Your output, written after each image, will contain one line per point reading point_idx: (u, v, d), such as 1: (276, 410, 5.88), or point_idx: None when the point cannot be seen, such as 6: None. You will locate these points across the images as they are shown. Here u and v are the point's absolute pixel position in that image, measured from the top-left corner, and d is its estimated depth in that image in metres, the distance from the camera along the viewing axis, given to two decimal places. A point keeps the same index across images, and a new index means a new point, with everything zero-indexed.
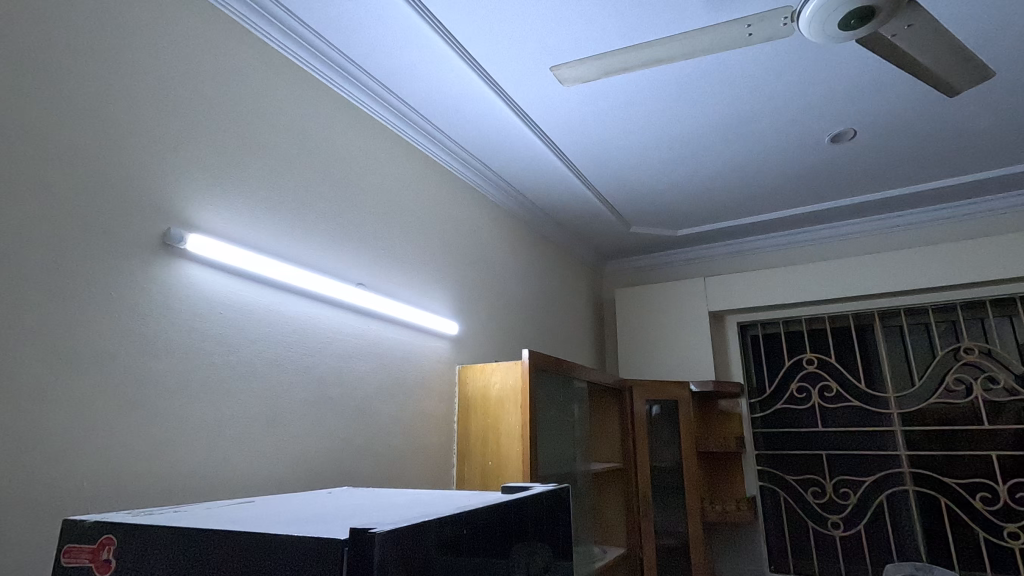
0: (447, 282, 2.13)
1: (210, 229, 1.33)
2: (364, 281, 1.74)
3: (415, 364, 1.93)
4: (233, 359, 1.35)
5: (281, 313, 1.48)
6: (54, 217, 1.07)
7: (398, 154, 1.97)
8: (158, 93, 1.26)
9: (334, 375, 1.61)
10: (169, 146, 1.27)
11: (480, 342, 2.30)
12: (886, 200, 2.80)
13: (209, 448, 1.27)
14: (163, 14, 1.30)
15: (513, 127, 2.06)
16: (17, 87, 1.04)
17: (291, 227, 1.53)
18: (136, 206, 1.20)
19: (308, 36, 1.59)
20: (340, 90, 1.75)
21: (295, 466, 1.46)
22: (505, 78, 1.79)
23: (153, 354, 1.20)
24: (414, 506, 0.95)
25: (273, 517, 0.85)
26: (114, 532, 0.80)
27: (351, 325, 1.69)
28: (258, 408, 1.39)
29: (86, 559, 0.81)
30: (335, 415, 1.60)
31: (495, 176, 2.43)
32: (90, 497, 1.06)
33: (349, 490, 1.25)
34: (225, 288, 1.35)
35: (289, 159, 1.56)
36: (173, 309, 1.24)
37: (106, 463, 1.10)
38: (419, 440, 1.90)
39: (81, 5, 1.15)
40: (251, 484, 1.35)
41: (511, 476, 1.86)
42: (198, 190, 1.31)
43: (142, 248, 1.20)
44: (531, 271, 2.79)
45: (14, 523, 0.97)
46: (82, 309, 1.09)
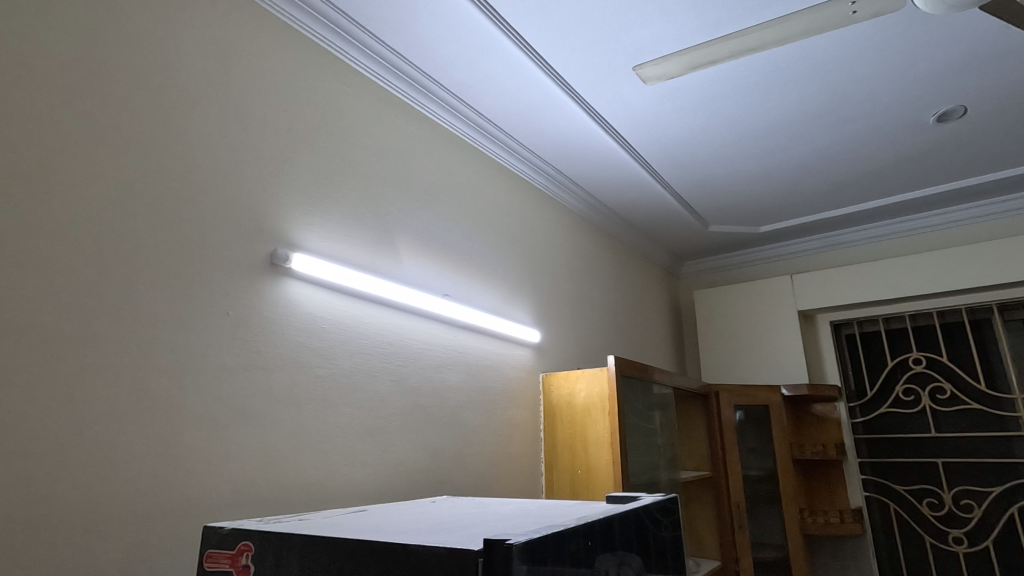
0: (528, 291, 2.14)
1: (312, 248, 1.39)
2: (451, 292, 1.77)
3: (501, 373, 1.93)
4: (336, 371, 1.41)
5: (376, 326, 1.53)
6: (178, 244, 1.16)
7: (477, 166, 2.00)
8: (262, 122, 1.35)
9: (426, 386, 1.64)
10: (273, 173, 1.35)
11: (562, 350, 2.28)
12: (999, 182, 2.55)
13: (319, 458, 1.33)
14: (264, 48, 1.39)
15: (590, 132, 2.04)
16: (147, 126, 1.14)
17: (382, 243, 1.58)
18: (247, 230, 1.28)
19: (392, 58, 1.65)
20: (421, 107, 1.80)
21: (395, 475, 1.49)
22: (582, 82, 1.78)
23: (266, 368, 1.27)
24: (525, 517, 0.94)
25: (396, 527, 0.86)
26: (251, 539, 0.84)
27: (440, 336, 1.72)
28: (360, 419, 1.44)
29: (226, 564, 0.85)
30: (429, 425, 1.63)
31: (570, 183, 2.42)
32: (218, 506, 1.13)
33: (453, 500, 1.25)
34: (327, 304, 1.42)
35: (378, 177, 1.61)
36: (282, 325, 1.31)
37: (230, 471, 1.16)
38: (508, 449, 1.90)
39: (196, 49, 1.25)
40: (357, 492, 1.39)
41: (602, 486, 1.82)
42: (300, 212, 1.39)
43: (253, 270, 1.28)
44: (609, 277, 2.75)
45: (155, 528, 1.04)
46: (205, 328, 1.17)
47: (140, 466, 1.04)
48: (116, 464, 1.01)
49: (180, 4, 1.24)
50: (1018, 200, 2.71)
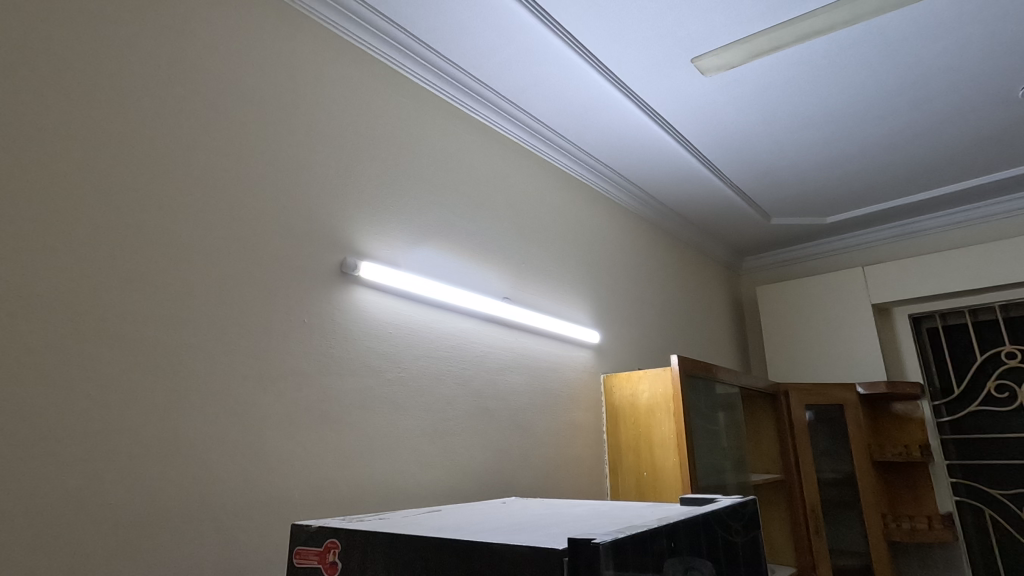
0: (587, 291, 2.12)
1: (378, 256, 1.44)
2: (510, 294, 1.78)
3: (562, 375, 1.93)
4: (404, 375, 1.45)
5: (439, 330, 1.56)
6: (257, 257, 1.22)
7: (533, 170, 2.01)
8: (328, 137, 1.41)
9: (490, 388, 1.66)
10: (340, 186, 1.41)
11: (623, 350, 2.25)
12: (1009, 180, 2.52)
13: (391, 460, 1.37)
14: (328, 67, 1.45)
15: (645, 129, 2.01)
16: (226, 146, 1.22)
17: (442, 248, 1.61)
18: (318, 241, 1.33)
19: (447, 68, 1.68)
20: (476, 115, 1.83)
21: (463, 476, 1.52)
22: (637, 79, 1.76)
23: (340, 373, 1.32)
24: (600, 518, 0.93)
25: (474, 527, 0.88)
26: (338, 536, 0.87)
27: (501, 339, 1.73)
28: (428, 421, 1.47)
29: (315, 560, 0.89)
30: (494, 428, 1.64)
31: (624, 181, 2.38)
32: (301, 506, 1.18)
33: (523, 502, 1.26)
34: (393, 309, 1.46)
35: (436, 184, 1.64)
36: (353, 331, 1.36)
37: (310, 472, 1.22)
38: (572, 452, 1.90)
39: (267, 72, 1.32)
40: (427, 493, 1.42)
41: (670, 489, 1.78)
42: (366, 222, 1.44)
43: (325, 279, 1.33)
44: (668, 276, 2.69)
45: (245, 526, 1.10)
46: (284, 336, 1.24)
47: (230, 468, 1.10)
48: (209, 465, 1.07)
49: (253, 31, 1.31)
50: (1016, 201, 2.70)
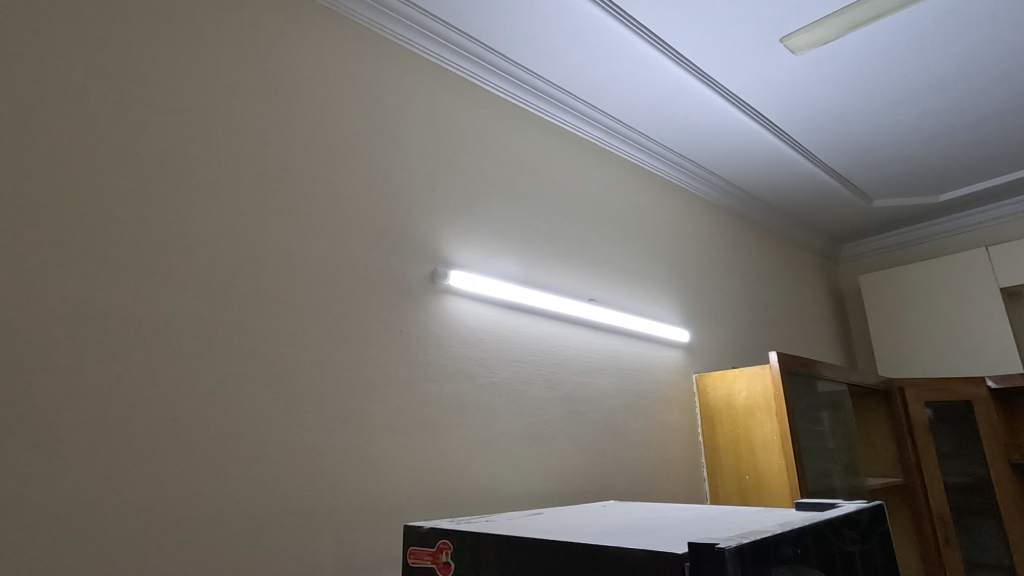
0: (673, 289, 2.06)
1: (466, 265, 1.48)
2: (595, 296, 1.77)
3: (652, 376, 1.88)
4: (496, 380, 1.47)
5: (527, 335, 1.57)
6: (355, 271, 1.29)
7: (612, 169, 1.98)
8: (413, 153, 1.46)
9: (580, 391, 1.65)
10: (426, 198, 1.46)
11: (715, 349, 2.16)
12: (1012, 184, 2.53)
13: (488, 463, 1.39)
14: (409, 84, 1.50)
15: (729, 116, 1.93)
16: (323, 169, 1.30)
17: (525, 253, 1.62)
18: (410, 254, 1.39)
19: (521, 75, 1.70)
20: (552, 119, 1.83)
21: (559, 479, 1.52)
22: (717, 66, 1.70)
23: (436, 379, 1.36)
24: (713, 522, 0.89)
25: (582, 530, 0.87)
26: (449, 537, 0.90)
27: (589, 341, 1.72)
28: (521, 425, 1.49)
29: (428, 560, 0.92)
30: (587, 431, 1.63)
31: (708, 174, 2.29)
32: (407, 508, 1.23)
33: (625, 505, 1.24)
34: (484, 317, 1.49)
35: (517, 191, 1.66)
36: (446, 339, 1.40)
37: (414, 475, 1.26)
38: (668, 455, 1.84)
39: (356, 96, 1.40)
40: (525, 496, 1.44)
41: (777, 493, 1.69)
42: (452, 232, 1.48)
43: (418, 289, 1.38)
44: (759, 269, 2.55)
45: (359, 526, 1.16)
46: (384, 345, 1.29)
47: (342, 471, 1.16)
48: (322, 469, 1.14)
49: (342, 59, 1.39)
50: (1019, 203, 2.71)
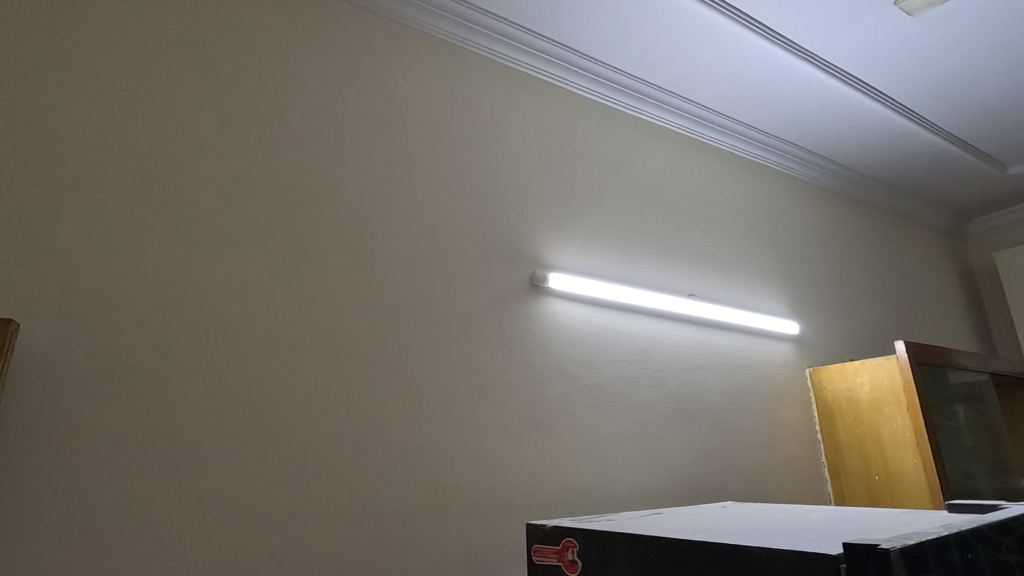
0: (778, 279, 1.95)
1: (564, 266, 1.49)
2: (695, 291, 1.71)
3: (761, 372, 1.79)
4: (600, 380, 1.47)
5: (629, 333, 1.55)
6: (459, 278, 1.34)
7: (705, 158, 1.91)
8: (506, 160, 1.50)
9: (686, 389, 1.60)
10: (522, 204, 1.48)
11: (829, 341, 2.02)
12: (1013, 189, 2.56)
13: (598, 464, 1.39)
14: (497, 95, 1.54)
15: (831, 91, 1.80)
16: (424, 184, 1.36)
17: (621, 251, 1.61)
18: (509, 259, 1.42)
19: (606, 73, 1.69)
20: (639, 114, 1.80)
21: (670, 480, 1.48)
22: (816, 40, 1.59)
23: (542, 381, 1.38)
24: (858, 523, 0.84)
25: (712, 531, 0.85)
26: (574, 535, 0.91)
27: (692, 337, 1.67)
28: (629, 425, 1.47)
29: (554, 559, 0.93)
30: (697, 429, 1.58)
31: (810, 154, 2.15)
32: (523, 508, 1.25)
33: (748, 506, 1.19)
34: (585, 317, 1.49)
35: (609, 189, 1.65)
36: (550, 341, 1.42)
37: (528, 475, 1.29)
38: (787, 456, 1.74)
39: (450, 112, 1.45)
40: (636, 496, 1.41)
41: (915, 495, 1.55)
42: (549, 235, 1.50)
43: (519, 293, 1.41)
44: (874, 253, 2.35)
45: (479, 523, 1.20)
46: (491, 349, 1.33)
47: (460, 471, 1.21)
48: (442, 471, 1.19)
49: (435, 78, 1.46)
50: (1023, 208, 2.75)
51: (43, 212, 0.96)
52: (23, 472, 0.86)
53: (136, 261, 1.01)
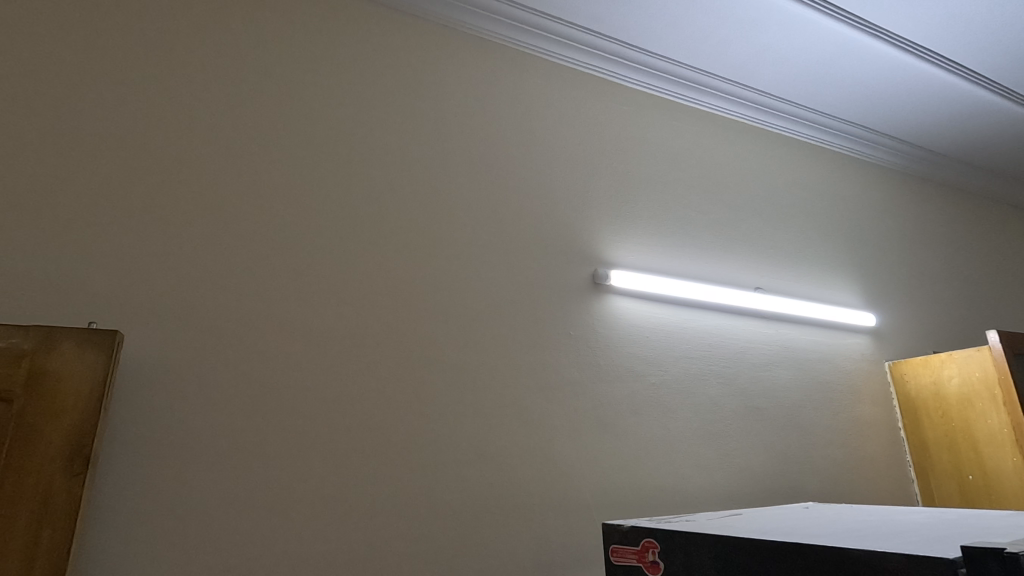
0: (851, 269, 1.85)
1: (625, 263, 1.47)
2: (762, 284, 1.65)
3: (836, 366, 1.70)
4: (667, 377, 1.44)
5: (693, 329, 1.51)
6: (521, 279, 1.34)
7: (767, 146, 1.84)
8: (562, 159, 1.49)
9: (757, 386, 1.55)
10: (580, 202, 1.47)
11: (910, 332, 1.90)
12: None
13: (669, 463, 1.35)
14: (552, 93, 1.54)
15: (904, 67, 1.70)
16: (483, 187, 1.37)
17: (683, 246, 1.57)
18: (570, 258, 1.41)
19: (661, 65, 1.66)
20: (696, 104, 1.76)
21: (745, 480, 1.43)
22: (887, 14, 1.51)
23: (608, 380, 1.36)
24: (966, 525, 0.79)
25: (804, 532, 0.82)
26: (655, 536, 0.88)
27: (760, 332, 1.61)
28: (699, 424, 1.43)
29: (633, 559, 0.91)
30: (770, 427, 1.52)
31: (880, 135, 2.04)
32: (594, 507, 1.24)
33: (834, 507, 1.13)
34: (648, 314, 1.47)
35: (667, 182, 1.62)
36: (614, 339, 1.40)
37: (598, 475, 1.27)
38: (869, 455, 1.64)
39: (505, 114, 1.46)
40: (711, 496, 1.37)
41: (1017, 496, 1.43)
42: (608, 232, 1.48)
43: (581, 292, 1.40)
44: (955, 237, 2.20)
45: (552, 524, 1.19)
46: (556, 349, 1.33)
47: (530, 471, 1.21)
48: (513, 471, 1.19)
49: (489, 81, 1.47)
50: None
51: (138, 232, 1.03)
52: (130, 475, 0.92)
53: (220, 273, 1.07)
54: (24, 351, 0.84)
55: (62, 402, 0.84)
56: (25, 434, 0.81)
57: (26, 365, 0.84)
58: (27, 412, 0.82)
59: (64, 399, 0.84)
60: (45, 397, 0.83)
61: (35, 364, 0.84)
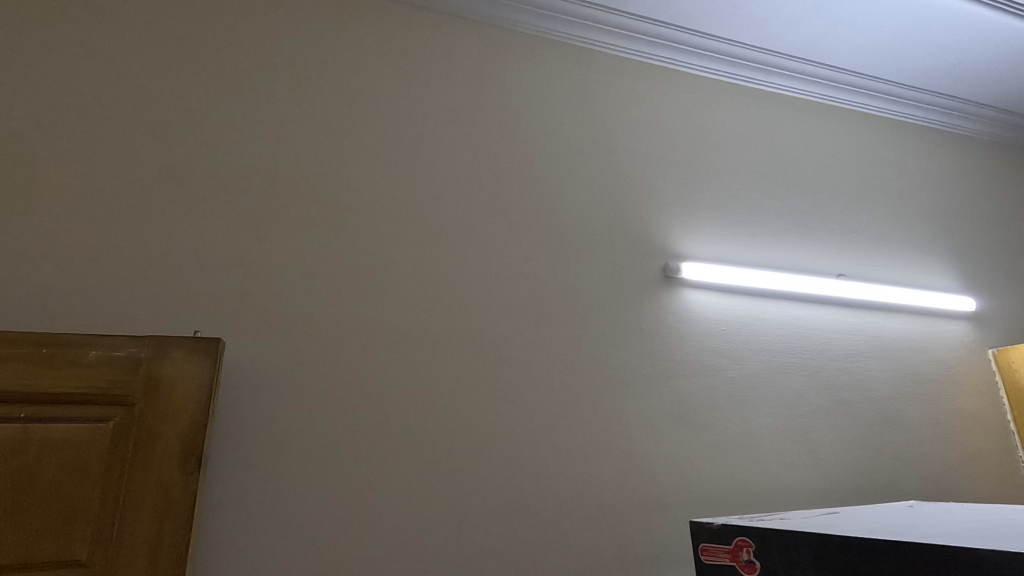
0: (943, 250, 1.72)
1: (696, 255, 1.43)
2: (845, 271, 1.56)
3: (933, 355, 1.59)
4: (746, 371, 1.38)
5: (772, 320, 1.45)
6: (590, 275, 1.33)
7: (843, 124, 1.75)
8: (626, 151, 1.47)
9: (845, 377, 1.46)
10: (646, 194, 1.45)
11: (1016, 316, 1.74)
12: None
13: (753, 460, 1.30)
14: (612, 86, 1.52)
15: (997, 27, 1.57)
16: (548, 184, 1.37)
17: (756, 234, 1.51)
18: (639, 251, 1.39)
19: (725, 48, 1.61)
20: (764, 86, 1.69)
21: (836, 477, 1.35)
22: None
23: (684, 374, 1.33)
24: None
25: (918, 531, 0.77)
26: (752, 534, 0.83)
27: (844, 321, 1.52)
28: (783, 418, 1.36)
29: (727, 559, 0.86)
30: (861, 422, 1.43)
31: (970, 105, 1.89)
32: (677, 505, 1.21)
33: (943, 505, 1.05)
34: (723, 305, 1.42)
35: (736, 168, 1.56)
36: (688, 332, 1.37)
37: (679, 472, 1.24)
38: (974, 450, 1.52)
39: (566, 110, 1.46)
40: (799, 494, 1.31)
41: None
42: (677, 223, 1.45)
43: (652, 285, 1.38)
44: None
45: (634, 522, 1.17)
46: (628, 344, 1.31)
47: (609, 468, 1.19)
48: (592, 469, 1.18)
49: (549, 79, 1.47)
50: None
51: (231, 247, 1.11)
52: (234, 472, 0.98)
53: (305, 281, 1.13)
54: (141, 359, 0.91)
55: (175, 406, 0.90)
56: (146, 436, 0.88)
57: (144, 371, 0.91)
58: (147, 415, 0.89)
59: (177, 403, 0.91)
60: (161, 401, 0.90)
61: (151, 371, 0.91)
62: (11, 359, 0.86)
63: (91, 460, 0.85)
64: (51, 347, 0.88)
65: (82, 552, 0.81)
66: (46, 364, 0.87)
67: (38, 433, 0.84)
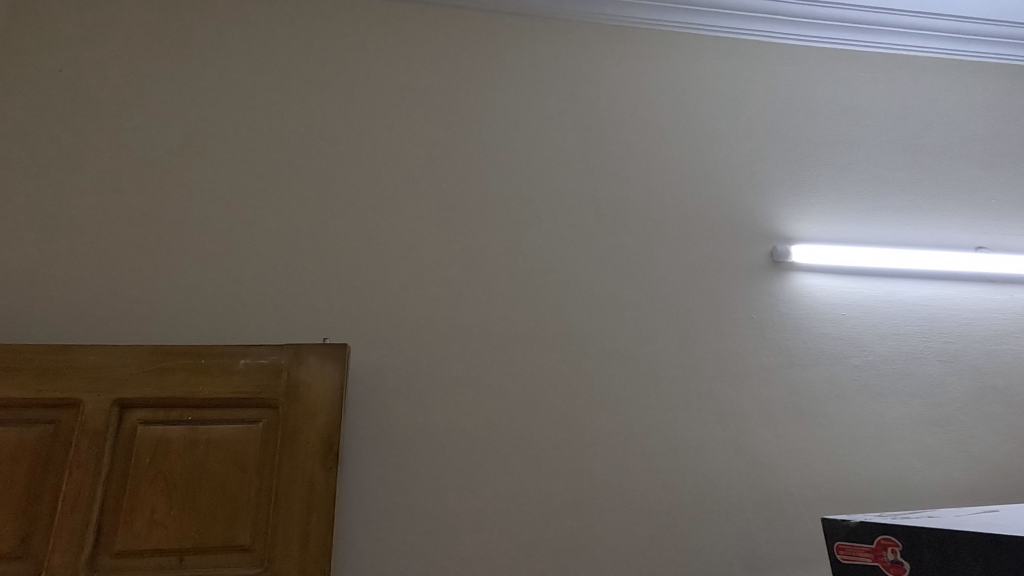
0: None
1: (807, 236, 1.34)
2: (985, 243, 1.40)
3: None
4: (873, 357, 1.28)
5: (899, 302, 1.33)
6: (693, 265, 1.29)
7: (973, 80, 1.57)
8: (723, 133, 1.41)
9: (993, 362, 1.31)
10: (747, 176, 1.38)
11: None
12: None
13: (887, 454, 1.20)
14: (705, 67, 1.47)
15: None
16: (644, 175, 1.35)
17: (874, 210, 1.39)
18: (744, 237, 1.33)
19: (823, 12, 1.52)
20: (873, 49, 1.56)
21: (990, 473, 1.21)
22: None
23: (801, 363, 1.25)
24: None
25: None
26: (900, 532, 0.76)
27: (988, 300, 1.37)
28: (921, 409, 1.25)
29: (869, 558, 0.78)
30: (1017, 411, 1.27)
31: None
32: (802, 502, 1.14)
33: None
34: (841, 289, 1.33)
35: (847, 140, 1.45)
36: (803, 319, 1.29)
37: (803, 467, 1.17)
38: None
39: (657, 97, 1.43)
40: (945, 492, 1.19)
41: None
42: (783, 205, 1.37)
43: (760, 271, 1.31)
44: None
45: (756, 519, 1.12)
46: (739, 334, 1.26)
47: (726, 463, 1.15)
48: (707, 463, 1.15)
49: (638, 67, 1.45)
50: None
51: (348, 259, 1.20)
52: (365, 468, 1.06)
53: (416, 287, 1.19)
54: (281, 365, 1.01)
55: (313, 407, 0.99)
56: (290, 435, 0.97)
57: (285, 376, 1.00)
58: (290, 416, 0.98)
59: (315, 404, 0.99)
60: (301, 403, 0.99)
61: (291, 375, 1.01)
62: (178, 369, 0.99)
63: (247, 457, 0.96)
64: (208, 357, 1.00)
65: (245, 539, 0.92)
66: (206, 372, 0.99)
67: (204, 434, 0.97)
